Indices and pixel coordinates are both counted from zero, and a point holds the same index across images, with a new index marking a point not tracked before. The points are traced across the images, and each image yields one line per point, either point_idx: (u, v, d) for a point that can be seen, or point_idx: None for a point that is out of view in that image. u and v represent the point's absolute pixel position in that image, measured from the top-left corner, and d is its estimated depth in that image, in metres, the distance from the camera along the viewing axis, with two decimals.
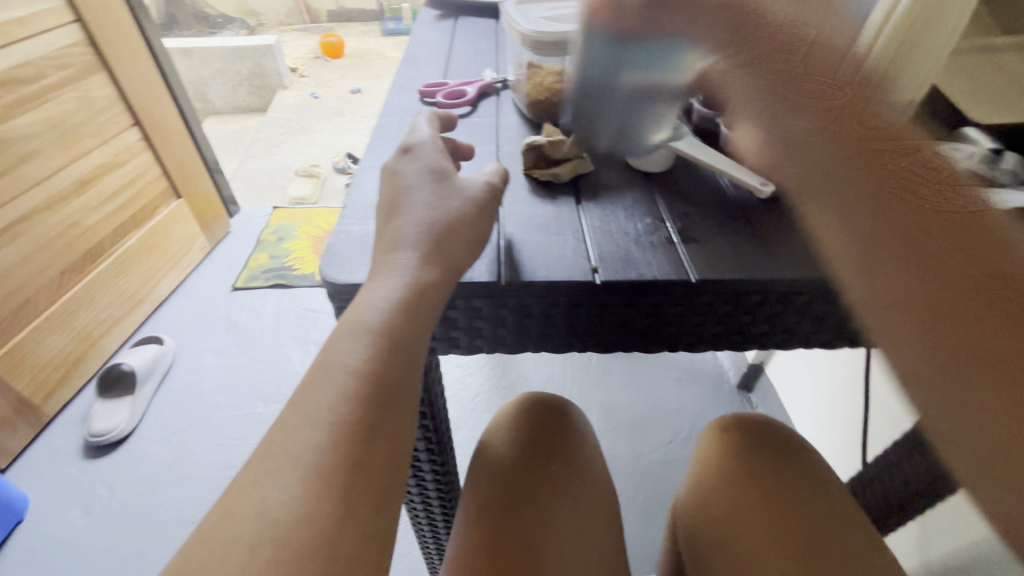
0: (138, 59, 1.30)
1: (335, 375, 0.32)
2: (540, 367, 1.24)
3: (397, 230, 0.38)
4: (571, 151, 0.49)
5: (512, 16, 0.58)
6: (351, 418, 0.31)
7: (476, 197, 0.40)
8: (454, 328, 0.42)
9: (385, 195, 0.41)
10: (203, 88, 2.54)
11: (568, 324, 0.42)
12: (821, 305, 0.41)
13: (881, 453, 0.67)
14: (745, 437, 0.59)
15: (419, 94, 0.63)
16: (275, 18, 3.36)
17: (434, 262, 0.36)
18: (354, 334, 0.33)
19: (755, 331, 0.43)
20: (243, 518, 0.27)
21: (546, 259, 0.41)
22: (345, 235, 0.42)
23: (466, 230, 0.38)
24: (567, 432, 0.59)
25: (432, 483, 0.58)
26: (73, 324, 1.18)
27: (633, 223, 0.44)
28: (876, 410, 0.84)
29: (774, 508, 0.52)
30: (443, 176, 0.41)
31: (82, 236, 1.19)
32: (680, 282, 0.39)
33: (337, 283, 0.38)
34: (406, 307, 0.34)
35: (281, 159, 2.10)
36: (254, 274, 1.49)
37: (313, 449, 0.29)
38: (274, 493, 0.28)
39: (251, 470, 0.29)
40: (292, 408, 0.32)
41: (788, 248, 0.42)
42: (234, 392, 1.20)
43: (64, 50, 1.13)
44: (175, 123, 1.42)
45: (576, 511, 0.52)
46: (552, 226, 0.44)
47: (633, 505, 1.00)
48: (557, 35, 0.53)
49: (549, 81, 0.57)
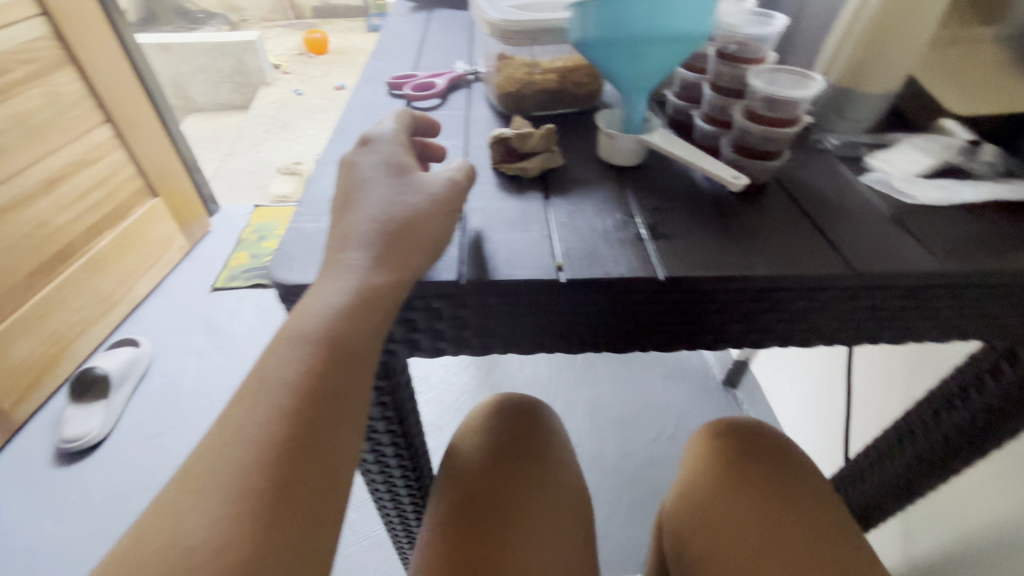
0: (109, 53, 1.26)
1: (269, 388, 0.31)
2: (526, 366, 1.22)
3: (348, 226, 0.36)
4: (540, 143, 0.47)
5: (480, 6, 0.56)
6: (280, 436, 0.30)
7: (436, 194, 0.38)
8: (414, 330, 0.40)
9: (341, 186, 0.39)
10: (184, 85, 2.49)
11: (534, 325, 0.40)
12: (796, 303, 0.39)
13: (866, 450, 0.66)
14: (730, 439, 0.57)
15: (388, 87, 0.61)
16: (258, 14, 3.30)
17: (385, 263, 0.34)
18: (292, 343, 0.32)
19: (730, 330, 0.41)
20: (155, 546, 0.26)
21: (510, 258, 0.39)
22: (298, 233, 0.39)
23: (424, 229, 0.36)
24: (539, 434, 0.57)
25: (405, 489, 0.56)
26: (44, 327, 1.14)
27: (602, 219, 0.42)
28: (860, 405, 0.83)
29: (753, 512, 0.50)
30: (403, 170, 0.39)
31: (52, 236, 1.15)
32: (648, 281, 0.37)
33: (285, 284, 0.35)
34: (350, 314, 0.33)
35: (263, 156, 2.06)
36: (234, 274, 1.46)
37: (238, 469, 0.29)
38: (191, 519, 0.27)
39: (172, 494, 0.29)
40: (222, 424, 0.31)
41: (761, 244, 0.40)
42: (213, 394, 1.17)
43: (29, 43, 1.09)
44: (150, 120, 1.38)
45: (545, 516, 0.50)
46: (518, 223, 0.42)
47: (619, 505, 0.99)
48: (525, 26, 0.51)
49: (519, 73, 0.56)
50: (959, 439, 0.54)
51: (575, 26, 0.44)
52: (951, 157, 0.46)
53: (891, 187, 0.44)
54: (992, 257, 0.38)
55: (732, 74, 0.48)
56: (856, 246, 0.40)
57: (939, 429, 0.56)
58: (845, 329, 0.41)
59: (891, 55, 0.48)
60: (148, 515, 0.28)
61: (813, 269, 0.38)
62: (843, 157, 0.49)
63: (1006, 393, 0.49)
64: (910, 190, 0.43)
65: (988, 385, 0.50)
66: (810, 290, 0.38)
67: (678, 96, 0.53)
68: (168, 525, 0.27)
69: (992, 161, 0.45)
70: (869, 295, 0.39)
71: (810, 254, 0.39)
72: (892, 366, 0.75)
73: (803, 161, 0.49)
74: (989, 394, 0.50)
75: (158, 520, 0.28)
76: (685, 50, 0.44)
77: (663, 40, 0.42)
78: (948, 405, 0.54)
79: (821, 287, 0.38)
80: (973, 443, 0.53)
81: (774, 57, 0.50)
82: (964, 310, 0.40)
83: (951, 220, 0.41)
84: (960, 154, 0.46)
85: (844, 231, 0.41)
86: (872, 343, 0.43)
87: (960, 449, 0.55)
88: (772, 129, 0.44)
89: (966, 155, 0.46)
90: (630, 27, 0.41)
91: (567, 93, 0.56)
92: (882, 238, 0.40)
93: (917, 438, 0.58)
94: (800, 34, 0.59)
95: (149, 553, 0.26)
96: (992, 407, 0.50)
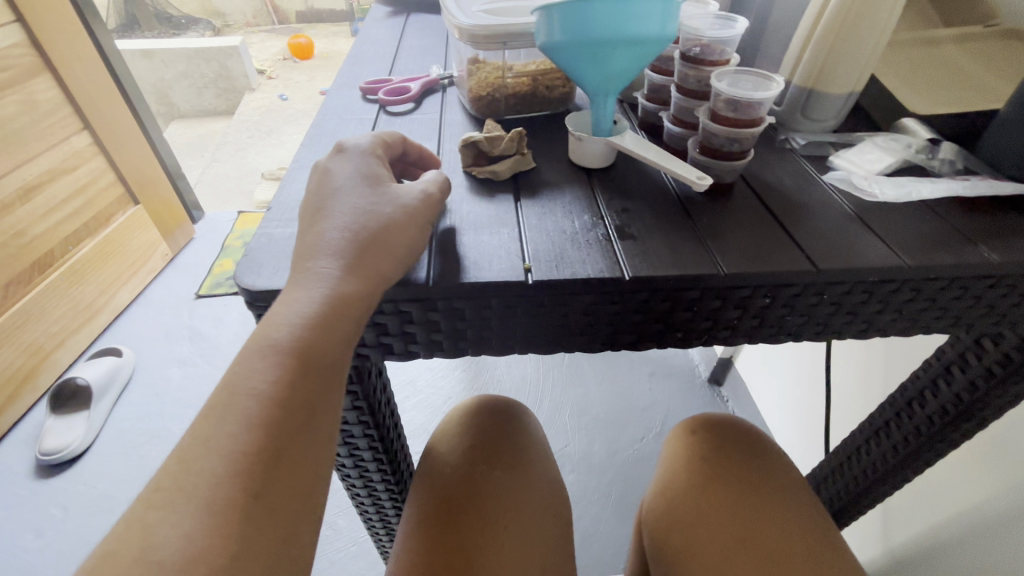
0: (87, 60, 1.24)
1: (240, 400, 0.31)
2: (512, 367, 1.22)
3: (319, 236, 0.35)
4: (510, 147, 0.48)
5: (451, 10, 0.56)
6: (253, 447, 0.29)
7: (411, 205, 0.37)
8: (385, 333, 0.40)
9: (312, 195, 0.38)
10: (167, 91, 2.47)
11: (505, 326, 0.40)
12: (760, 300, 0.40)
13: (841, 442, 0.67)
14: (711, 437, 0.57)
15: (363, 92, 0.61)
16: (242, 20, 3.29)
17: (357, 272, 0.33)
18: (263, 353, 0.32)
19: (698, 327, 0.42)
20: (123, 563, 0.26)
21: (481, 261, 0.39)
22: (266, 239, 0.39)
23: (397, 238, 0.35)
24: (515, 436, 0.57)
25: (384, 491, 0.57)
26: (22, 338, 1.12)
27: (571, 220, 0.43)
28: (839, 399, 0.84)
29: (735, 509, 0.51)
30: (378, 181, 0.38)
31: (29, 246, 1.13)
32: (613, 280, 0.37)
33: (251, 289, 0.35)
34: (322, 323, 0.32)
35: (247, 162, 2.05)
36: (218, 280, 1.44)
37: (210, 481, 0.28)
38: (161, 532, 0.27)
39: (139, 508, 0.28)
40: (192, 435, 0.30)
41: (726, 242, 0.41)
42: (197, 403, 1.16)
43: (4, 51, 1.07)
44: (130, 127, 1.36)
45: (520, 518, 0.50)
46: (488, 225, 0.42)
47: (607, 504, 0.99)
48: (495, 30, 0.52)
49: (492, 77, 0.56)
50: (929, 430, 0.55)
51: (541, 29, 0.44)
52: (913, 155, 0.47)
53: (851, 184, 0.45)
54: (947, 252, 0.39)
55: (697, 77, 0.49)
56: (817, 244, 0.40)
57: (911, 420, 0.56)
58: (809, 325, 0.42)
59: (854, 57, 0.49)
60: (114, 530, 0.28)
61: (775, 267, 0.38)
62: (809, 157, 0.51)
63: (972, 383, 0.50)
64: (868, 188, 0.44)
65: (956, 377, 0.51)
66: (773, 287, 0.39)
67: (647, 98, 0.54)
68: (136, 539, 0.27)
69: (951, 158, 0.47)
70: (832, 291, 0.40)
71: (774, 253, 0.40)
72: (869, 360, 0.76)
73: (769, 161, 0.50)
74: (957, 385, 0.51)
75: (123, 534, 0.27)
76: (651, 53, 0.44)
77: (627, 43, 0.43)
78: (920, 396, 0.55)
79: (784, 284, 0.39)
80: (947, 434, 0.54)
81: (737, 59, 0.50)
82: (924, 305, 0.41)
83: (910, 216, 0.42)
84: (920, 152, 0.48)
85: (807, 229, 0.42)
86: (838, 339, 0.44)
87: (932, 440, 0.55)
88: (737, 131, 0.45)
89: (926, 153, 0.48)
90: (596, 30, 0.42)
91: (540, 96, 0.57)
92: (843, 235, 0.41)
93: (891, 430, 0.59)
94: (770, 37, 0.60)
95: (114, 565, 0.26)
96: (960, 398, 0.51)
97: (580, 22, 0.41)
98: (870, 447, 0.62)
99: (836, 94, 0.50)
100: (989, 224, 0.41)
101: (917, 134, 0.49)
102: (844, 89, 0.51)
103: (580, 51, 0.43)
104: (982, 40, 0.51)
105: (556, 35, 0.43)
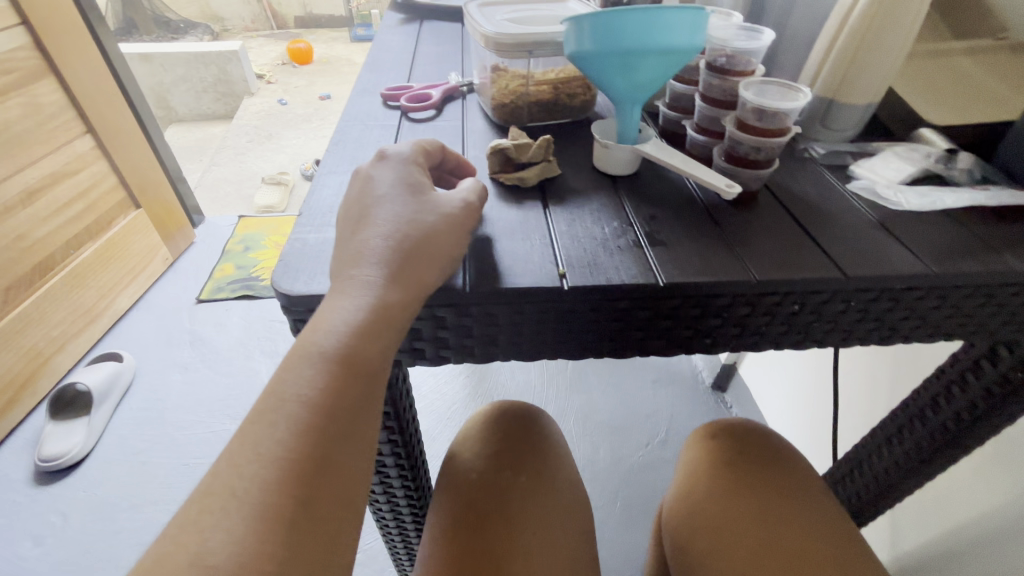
0: (90, 63, 1.24)
1: (287, 405, 0.31)
2: (517, 373, 1.22)
3: (362, 243, 0.35)
4: (538, 153, 0.48)
5: (476, 19, 0.58)
6: (300, 453, 0.30)
7: (452, 213, 0.37)
8: (418, 339, 0.40)
9: (353, 202, 0.38)
10: (166, 95, 2.46)
11: (536, 332, 0.40)
12: (789, 307, 0.40)
13: (853, 448, 0.68)
14: (730, 442, 0.58)
15: (382, 98, 0.62)
16: (240, 24, 3.30)
17: (401, 281, 0.34)
18: (309, 359, 0.32)
19: (726, 334, 0.42)
20: (178, 566, 0.26)
21: (516, 266, 0.39)
22: (300, 244, 0.40)
23: (440, 247, 0.35)
24: (537, 441, 0.57)
25: (404, 499, 0.56)
26: (22, 343, 1.10)
27: (601, 227, 0.43)
28: (846, 406, 0.85)
29: (759, 514, 0.51)
30: (419, 190, 0.38)
31: (30, 249, 1.12)
32: (647, 287, 0.38)
33: (290, 294, 0.36)
34: (367, 330, 0.32)
35: (247, 166, 2.04)
36: (219, 285, 1.43)
37: (259, 487, 0.28)
38: (214, 537, 0.27)
39: (192, 511, 0.28)
40: (240, 439, 0.30)
41: (755, 249, 0.41)
42: (200, 408, 1.15)
43: (9, 53, 1.07)
44: (132, 131, 1.36)
45: (546, 524, 0.50)
46: (520, 231, 0.43)
47: (614, 510, 0.99)
48: (520, 38, 0.53)
49: (514, 85, 0.57)
50: (943, 437, 0.55)
51: (570, 39, 0.45)
52: (932, 165, 0.48)
53: (875, 193, 0.46)
54: (972, 261, 0.40)
55: (722, 86, 0.50)
56: (844, 252, 0.41)
57: (925, 425, 0.57)
58: (834, 332, 0.43)
59: (874, 68, 0.50)
60: (168, 533, 0.28)
61: (805, 274, 0.39)
62: (829, 166, 0.51)
63: (987, 390, 0.50)
64: (893, 197, 0.45)
65: (969, 383, 0.52)
66: (803, 294, 0.39)
67: (669, 107, 0.55)
68: (190, 543, 0.27)
69: (969, 168, 0.47)
70: (859, 298, 0.40)
71: (803, 261, 0.40)
72: (877, 367, 0.77)
73: (791, 170, 0.51)
74: (972, 392, 0.52)
75: (177, 537, 0.27)
76: (678, 63, 0.45)
77: (657, 53, 0.43)
78: (934, 403, 0.56)
79: (814, 291, 0.39)
80: (960, 440, 0.55)
81: (761, 71, 0.52)
82: (948, 311, 0.42)
83: (932, 225, 0.43)
84: (939, 162, 0.48)
85: (833, 236, 0.42)
86: (861, 345, 0.44)
87: (946, 446, 0.56)
88: (764, 139, 0.46)
89: (944, 162, 0.48)
90: (626, 41, 0.42)
91: (561, 105, 0.58)
92: (869, 243, 0.42)
93: (905, 436, 0.60)
94: (786, 49, 0.61)
95: (169, 568, 0.26)
96: (975, 404, 0.52)
97: (610, 34, 0.42)
98: (883, 451, 0.63)
99: (854, 105, 0.52)
100: (1010, 233, 0.42)
101: (936, 145, 0.50)
102: (863, 102, 0.52)
103: (608, 62, 0.44)
104: (1002, 54, 0.51)
105: (585, 46, 0.44)
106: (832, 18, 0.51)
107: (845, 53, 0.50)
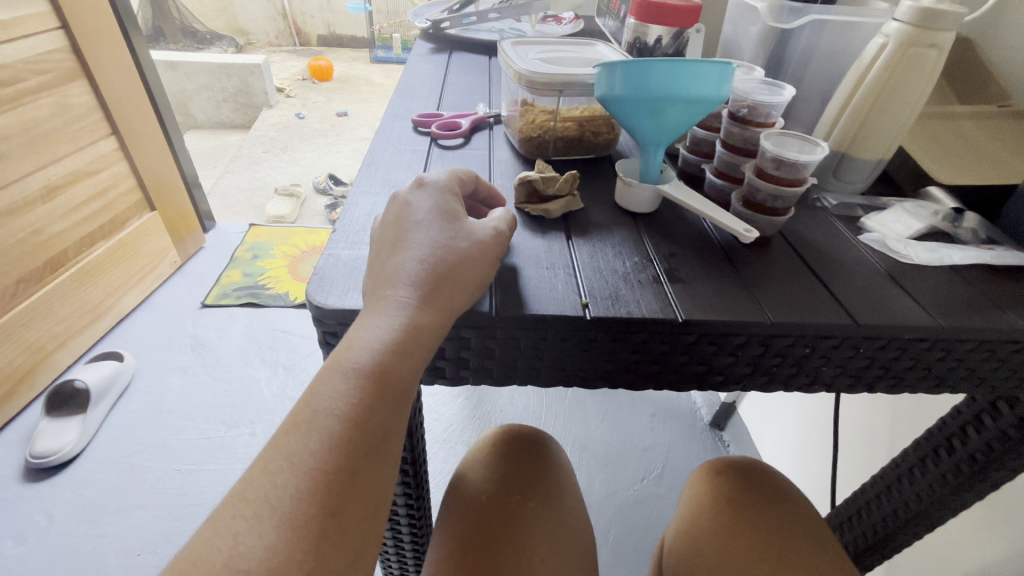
0: (121, 68, 1.27)
1: (320, 418, 0.32)
2: (516, 397, 1.22)
3: (397, 265, 0.38)
4: (564, 187, 0.50)
5: (510, 57, 0.61)
6: (332, 466, 0.31)
7: (484, 241, 0.40)
8: (441, 358, 0.41)
9: (391, 224, 0.41)
10: (187, 101, 2.52)
11: (555, 359, 0.41)
12: (800, 350, 0.41)
13: (853, 494, 0.68)
14: (736, 478, 0.59)
15: (413, 124, 0.64)
16: (264, 39, 3.44)
17: (432, 304, 0.36)
18: (343, 374, 0.33)
19: (737, 372, 0.43)
20: (212, 567, 0.28)
21: (541, 292, 0.41)
22: (334, 260, 0.41)
23: (471, 272, 0.38)
24: (546, 468, 0.58)
25: (405, 518, 0.55)
26: (24, 336, 1.10)
27: (621, 261, 0.45)
28: (844, 452, 0.86)
29: (765, 558, 0.51)
30: (453, 217, 0.41)
31: (44, 244, 1.13)
32: (667, 320, 0.39)
33: (324, 307, 0.37)
34: (398, 349, 0.34)
35: (261, 176, 2.07)
36: (225, 291, 1.44)
37: (290, 496, 0.30)
38: (246, 541, 0.29)
39: (224, 515, 0.30)
40: (276, 448, 0.32)
41: (768, 290, 0.43)
42: (196, 413, 1.14)
43: (44, 55, 1.10)
44: (155, 136, 1.39)
45: (552, 548, 0.51)
46: (544, 261, 0.44)
47: (607, 543, 0.98)
48: (552, 77, 0.56)
49: (542, 119, 0.59)
50: (943, 488, 0.56)
51: (602, 82, 0.48)
52: (939, 222, 0.50)
53: (886, 246, 0.48)
54: (979, 316, 0.41)
55: (742, 135, 0.53)
56: (856, 299, 0.43)
57: (925, 476, 0.57)
58: (842, 378, 0.44)
59: (888, 125, 0.52)
60: (202, 535, 0.29)
61: (817, 318, 0.40)
62: (840, 216, 0.54)
63: (988, 444, 0.50)
64: (904, 251, 0.47)
65: (970, 437, 0.52)
66: (814, 338, 0.40)
67: (689, 149, 0.58)
68: (224, 546, 0.29)
69: (973, 228, 0.49)
70: (870, 346, 0.41)
71: (815, 306, 0.42)
72: (875, 414, 0.78)
73: (803, 219, 0.53)
74: (972, 445, 0.52)
75: (211, 540, 0.29)
76: (704, 110, 0.48)
77: (683, 102, 0.46)
78: (935, 454, 0.56)
79: (825, 336, 0.40)
80: (960, 493, 0.55)
81: (780, 123, 0.54)
82: (953, 364, 0.43)
83: (940, 279, 0.45)
84: (946, 221, 0.50)
85: (844, 284, 0.44)
86: (868, 392, 0.45)
87: (943, 498, 0.56)
88: (782, 189, 0.48)
89: (950, 222, 0.50)
90: (652, 89, 0.45)
91: (585, 142, 0.60)
92: (878, 294, 0.43)
93: (906, 485, 0.60)
94: (800, 103, 0.64)
95: (205, 569, 0.28)
96: (976, 458, 0.52)
97: (636, 85, 0.45)
98: (884, 498, 0.63)
99: (864, 161, 0.54)
100: (1013, 292, 0.44)
101: (944, 204, 0.52)
102: (873, 156, 0.54)
103: (634, 109, 0.47)
104: (998, 120, 0.55)
105: (612, 91, 0.47)
106: (848, 77, 0.54)
107: (859, 109, 0.53)
